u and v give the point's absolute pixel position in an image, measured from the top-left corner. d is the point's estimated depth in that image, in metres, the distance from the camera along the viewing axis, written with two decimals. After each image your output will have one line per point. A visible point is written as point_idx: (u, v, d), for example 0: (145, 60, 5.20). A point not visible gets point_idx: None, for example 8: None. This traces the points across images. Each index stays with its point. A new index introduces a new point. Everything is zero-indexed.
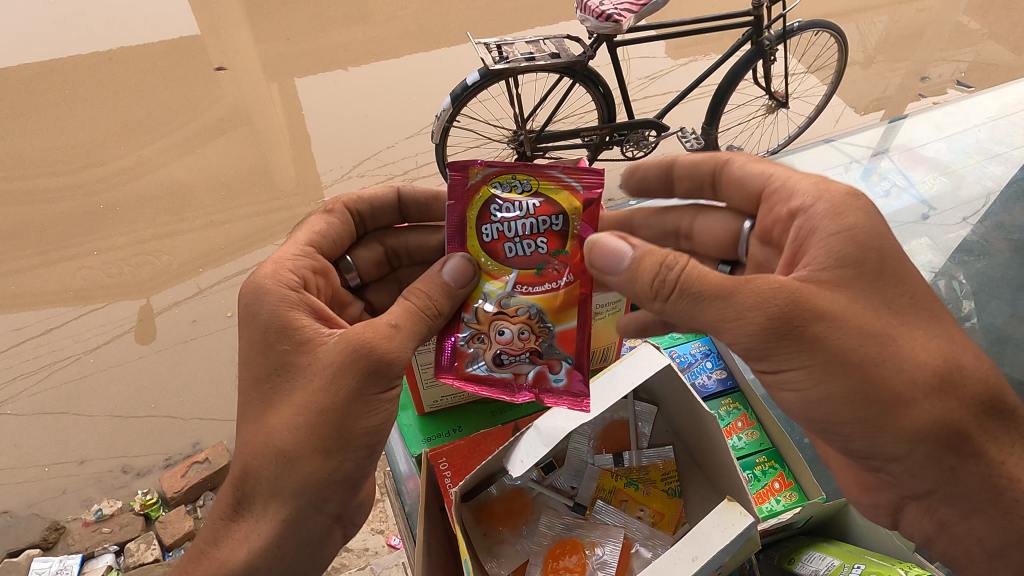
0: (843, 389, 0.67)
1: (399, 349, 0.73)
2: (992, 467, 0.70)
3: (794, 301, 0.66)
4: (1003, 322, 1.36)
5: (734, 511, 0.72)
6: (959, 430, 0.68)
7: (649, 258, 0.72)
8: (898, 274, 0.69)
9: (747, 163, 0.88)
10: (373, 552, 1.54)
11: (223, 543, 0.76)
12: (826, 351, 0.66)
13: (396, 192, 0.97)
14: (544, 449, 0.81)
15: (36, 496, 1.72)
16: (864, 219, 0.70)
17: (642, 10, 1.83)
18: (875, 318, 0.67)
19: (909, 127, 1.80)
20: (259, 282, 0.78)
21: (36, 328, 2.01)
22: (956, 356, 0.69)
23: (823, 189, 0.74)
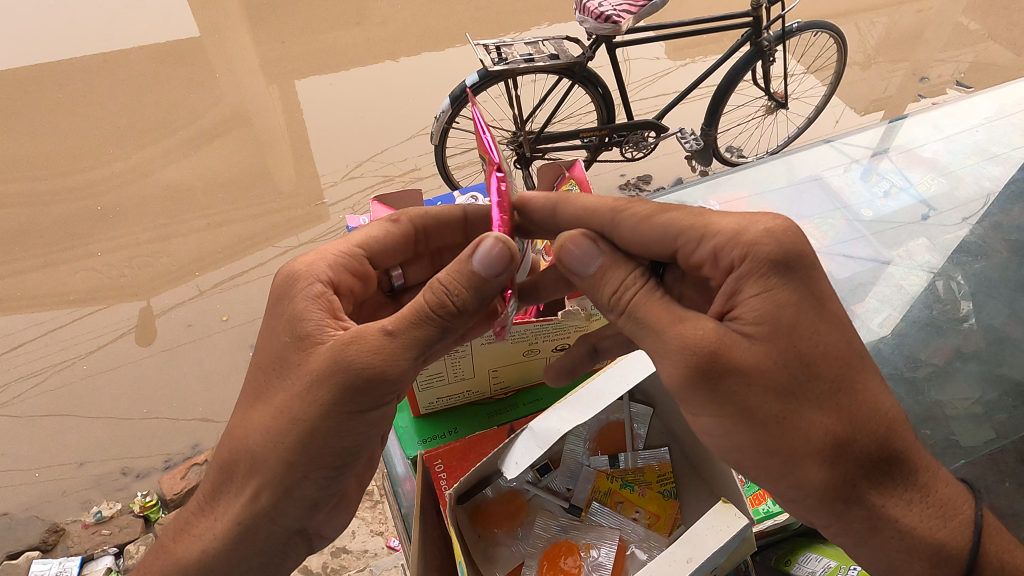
0: (751, 440, 0.69)
1: (384, 362, 0.69)
2: (878, 517, 0.69)
3: (710, 355, 0.67)
4: (1002, 323, 1.37)
5: (729, 513, 0.71)
6: (853, 486, 0.68)
7: (606, 278, 0.76)
8: (816, 328, 0.68)
9: (643, 221, 0.80)
10: (373, 554, 1.53)
11: (178, 539, 0.81)
12: (735, 402, 0.68)
13: (463, 211, 0.95)
14: (538, 451, 0.81)
15: (35, 498, 1.72)
16: (788, 280, 0.69)
17: (641, 11, 1.83)
18: (780, 378, 0.67)
19: (909, 126, 1.76)
20: (292, 269, 0.81)
21: (36, 330, 2.02)
22: (854, 414, 0.68)
23: (743, 238, 0.72)
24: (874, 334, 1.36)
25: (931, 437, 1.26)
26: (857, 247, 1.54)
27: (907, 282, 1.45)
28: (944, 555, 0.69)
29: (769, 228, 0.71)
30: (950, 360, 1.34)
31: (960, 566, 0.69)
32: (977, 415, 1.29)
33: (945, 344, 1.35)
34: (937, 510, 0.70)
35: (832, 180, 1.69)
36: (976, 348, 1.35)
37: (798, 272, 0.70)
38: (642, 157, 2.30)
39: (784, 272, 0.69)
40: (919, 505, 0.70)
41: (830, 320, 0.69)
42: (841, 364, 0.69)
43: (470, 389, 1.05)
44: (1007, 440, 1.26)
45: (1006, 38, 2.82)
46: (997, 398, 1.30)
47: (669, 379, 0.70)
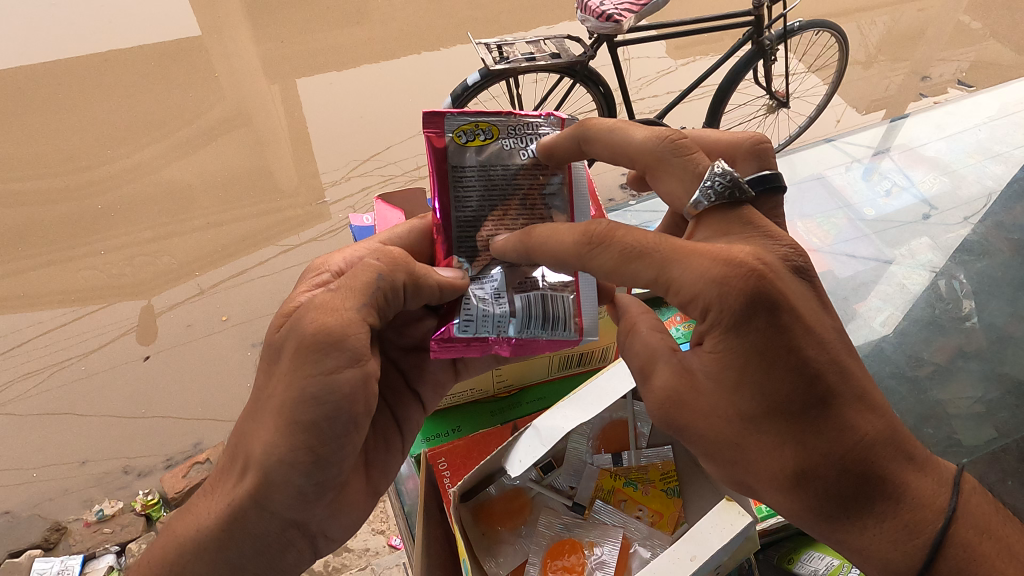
0: (716, 471, 0.73)
1: (330, 311, 0.72)
2: (834, 539, 0.67)
3: (662, 404, 0.71)
4: (1004, 323, 1.37)
5: (732, 511, 0.72)
6: (810, 518, 0.68)
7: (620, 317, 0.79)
8: (763, 381, 0.65)
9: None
10: (374, 553, 1.54)
11: (181, 518, 0.80)
12: (695, 443, 0.71)
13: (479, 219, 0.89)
14: (542, 449, 0.81)
15: (38, 496, 1.73)
16: (736, 333, 0.66)
17: (642, 10, 1.83)
18: (730, 430, 0.68)
19: (911, 126, 1.78)
20: (312, 263, 0.83)
21: (37, 329, 2.02)
22: (806, 458, 0.65)
23: (694, 289, 0.68)
24: (876, 334, 1.37)
25: (933, 436, 1.25)
26: (859, 246, 1.54)
27: (909, 282, 1.45)
28: (891, 570, 0.65)
29: (710, 273, 0.67)
30: (952, 359, 1.34)
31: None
32: (978, 414, 1.28)
33: (946, 343, 1.35)
34: (895, 530, 0.65)
35: (833, 179, 1.70)
36: (979, 347, 1.35)
37: (745, 323, 0.65)
38: (643, 156, 2.29)
39: (741, 325, 0.65)
40: (876, 529, 0.65)
41: (780, 371, 0.65)
42: (794, 411, 0.65)
43: (474, 387, 1.05)
44: (1008, 439, 1.24)
45: (1007, 38, 2.82)
46: (999, 398, 1.30)
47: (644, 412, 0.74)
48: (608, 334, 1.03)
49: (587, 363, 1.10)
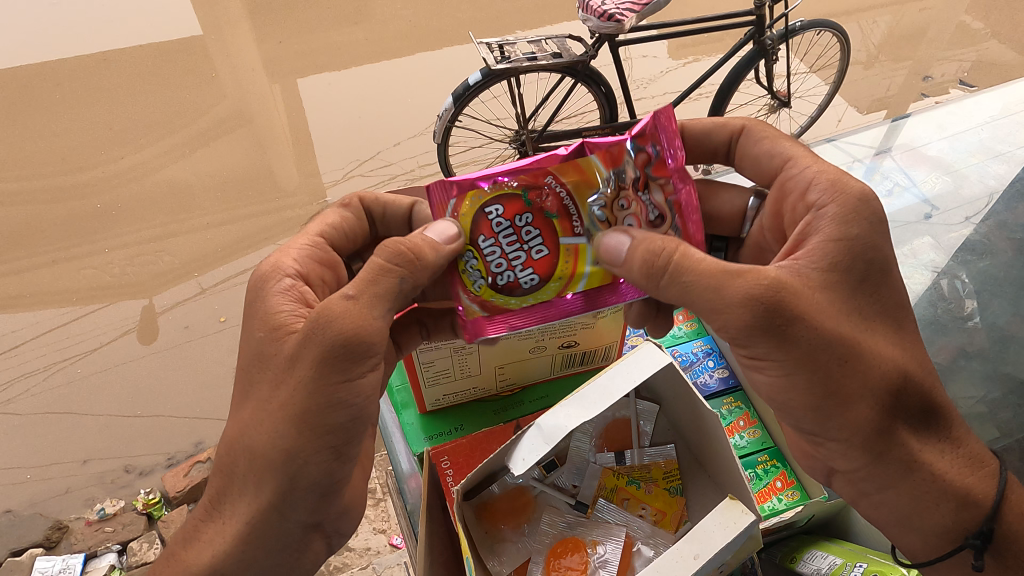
0: (806, 380, 0.72)
1: (357, 323, 0.70)
2: (914, 458, 0.73)
3: (776, 300, 0.68)
4: (1006, 322, 1.33)
5: (736, 509, 0.71)
6: (894, 430, 0.73)
7: (644, 245, 0.73)
8: (879, 286, 0.74)
9: (768, 140, 0.87)
10: (376, 552, 1.54)
11: (188, 545, 0.79)
12: (799, 347, 0.70)
13: (411, 203, 0.94)
14: (544, 447, 0.81)
15: (40, 495, 1.73)
16: (866, 231, 0.72)
17: (644, 9, 1.82)
18: (845, 324, 0.71)
19: (912, 126, 1.77)
20: (260, 272, 0.83)
21: (38, 328, 2.02)
22: (909, 367, 0.74)
23: (841, 185, 0.75)
24: None
25: None
26: None
27: (913, 282, 1.48)
28: (971, 500, 0.73)
29: (865, 186, 0.75)
30: (956, 360, 1.36)
31: (986, 515, 0.72)
32: (981, 414, 1.28)
33: (949, 343, 1.37)
34: (968, 459, 0.75)
35: None
36: (981, 347, 1.34)
37: (878, 225, 0.73)
38: None
39: (869, 226, 0.73)
40: (948, 452, 0.75)
41: (893, 281, 0.75)
42: (896, 319, 0.75)
43: (476, 386, 1.05)
44: (1010, 438, 1.24)
45: (1009, 37, 2.82)
46: (1001, 397, 1.29)
47: (726, 327, 0.71)
48: (611, 331, 1.03)
49: (590, 362, 1.10)
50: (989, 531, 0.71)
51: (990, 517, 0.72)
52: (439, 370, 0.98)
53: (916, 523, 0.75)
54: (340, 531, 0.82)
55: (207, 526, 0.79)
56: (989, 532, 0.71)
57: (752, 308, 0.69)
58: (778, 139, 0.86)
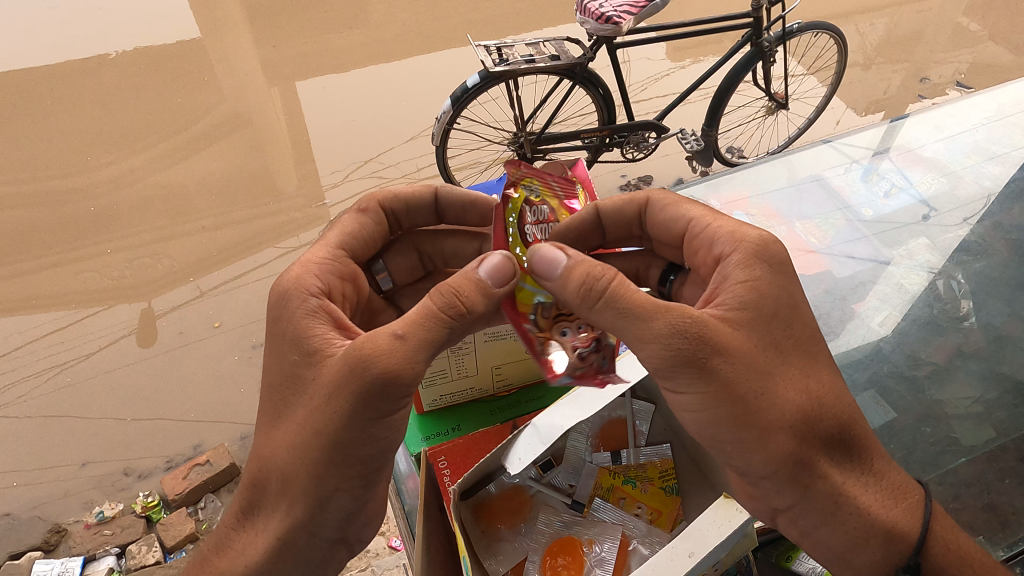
0: (728, 413, 0.70)
1: (401, 364, 0.68)
2: (839, 494, 0.72)
3: (701, 334, 0.68)
4: (1002, 323, 1.37)
5: (730, 507, 0.72)
6: (810, 463, 0.71)
7: (580, 268, 0.72)
8: (790, 322, 0.73)
9: (670, 205, 0.90)
10: (375, 555, 1.53)
11: (222, 553, 0.80)
12: (718, 380, 0.69)
13: (434, 192, 0.97)
14: (541, 447, 0.81)
15: (39, 498, 1.73)
16: (769, 274, 0.74)
17: (642, 12, 1.82)
18: (760, 357, 0.71)
19: (910, 126, 1.77)
20: (282, 288, 0.80)
21: (38, 331, 2.02)
22: (822, 398, 0.73)
23: (739, 236, 0.78)
24: (874, 334, 1.38)
25: (928, 435, 1.24)
26: (858, 247, 1.55)
27: (907, 282, 1.46)
28: (897, 534, 0.71)
29: (762, 234, 0.77)
30: (951, 359, 1.33)
31: (913, 548, 0.71)
32: (978, 414, 1.27)
33: (945, 343, 1.35)
34: (888, 492, 0.74)
35: (832, 180, 1.70)
36: (977, 347, 1.35)
37: (778, 271, 0.75)
38: (644, 157, 2.28)
39: (764, 267, 0.74)
40: (869, 484, 0.74)
41: (804, 315, 0.74)
42: (811, 353, 0.74)
43: (474, 386, 1.05)
44: (1008, 438, 1.22)
45: (1006, 39, 2.83)
46: (997, 396, 1.29)
47: (652, 355, 0.69)
48: None
49: None
50: (916, 564, 0.70)
51: (918, 550, 0.71)
52: (437, 370, 0.98)
53: (850, 559, 0.73)
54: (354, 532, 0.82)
55: (222, 529, 0.82)
56: (915, 564, 0.71)
57: (676, 335, 0.68)
58: (681, 203, 0.90)
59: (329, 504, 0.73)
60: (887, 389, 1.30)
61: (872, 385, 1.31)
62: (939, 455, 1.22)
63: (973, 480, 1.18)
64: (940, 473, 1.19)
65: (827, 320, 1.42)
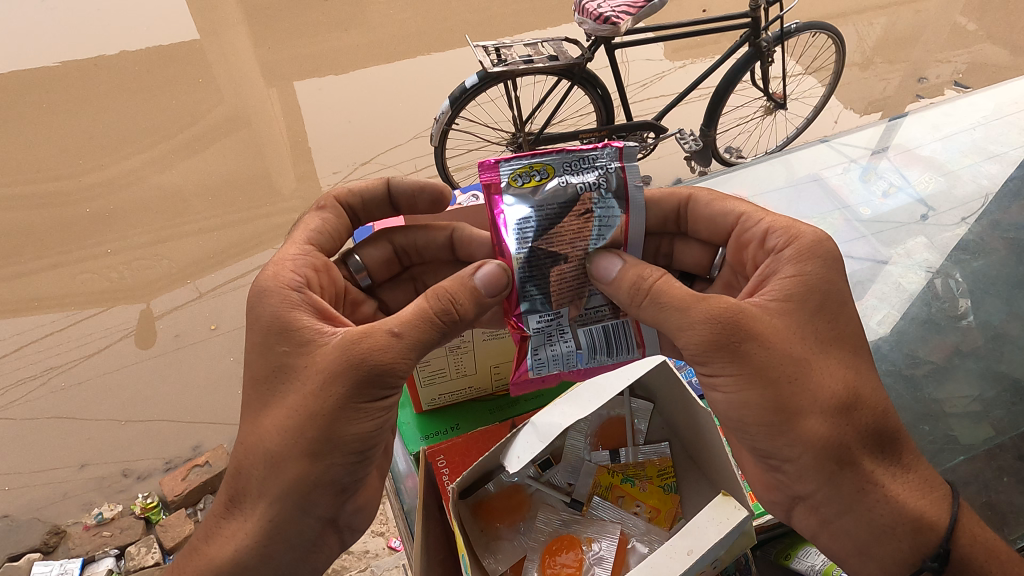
0: (762, 396, 0.72)
1: (395, 359, 0.72)
2: (868, 482, 0.71)
3: (735, 320, 0.72)
4: (1001, 322, 1.37)
5: (728, 505, 0.72)
6: (847, 449, 0.71)
7: (634, 269, 0.76)
8: (837, 315, 0.75)
9: (716, 201, 0.91)
10: (373, 555, 1.54)
11: (211, 541, 0.78)
12: (753, 363, 0.72)
13: (385, 183, 0.98)
14: (539, 444, 0.80)
15: (37, 500, 1.73)
16: (819, 269, 0.76)
17: (640, 12, 1.83)
18: (801, 345, 0.73)
19: (909, 126, 1.78)
20: (261, 286, 0.80)
21: (36, 333, 2.02)
22: (860, 388, 0.73)
23: (795, 232, 0.80)
24: (873, 333, 1.38)
25: (927, 434, 1.25)
26: (857, 246, 1.55)
27: (906, 281, 1.47)
28: (925, 524, 0.71)
29: (816, 232, 0.79)
30: (950, 358, 1.34)
31: (942, 536, 0.70)
32: (976, 413, 1.27)
33: (944, 342, 1.35)
34: (918, 485, 0.73)
35: (830, 180, 1.70)
36: (975, 346, 1.35)
37: (832, 266, 0.77)
38: (643, 157, 2.28)
39: (814, 262, 0.76)
40: (900, 477, 0.73)
41: (852, 313, 0.76)
42: (852, 346, 0.75)
43: (470, 385, 1.05)
44: (1006, 437, 1.22)
45: (1003, 39, 2.83)
46: (996, 395, 1.29)
47: (690, 341, 0.74)
48: None
49: None
50: (946, 552, 0.69)
51: (947, 539, 0.70)
52: (435, 370, 0.99)
53: (875, 551, 0.72)
54: (346, 532, 0.81)
55: (207, 522, 0.80)
56: (946, 553, 0.70)
57: (711, 322, 0.72)
58: (726, 199, 0.91)
59: (315, 490, 0.73)
60: (886, 388, 1.30)
61: None
62: (938, 453, 1.22)
63: (972, 478, 1.18)
64: (940, 472, 1.19)
65: None
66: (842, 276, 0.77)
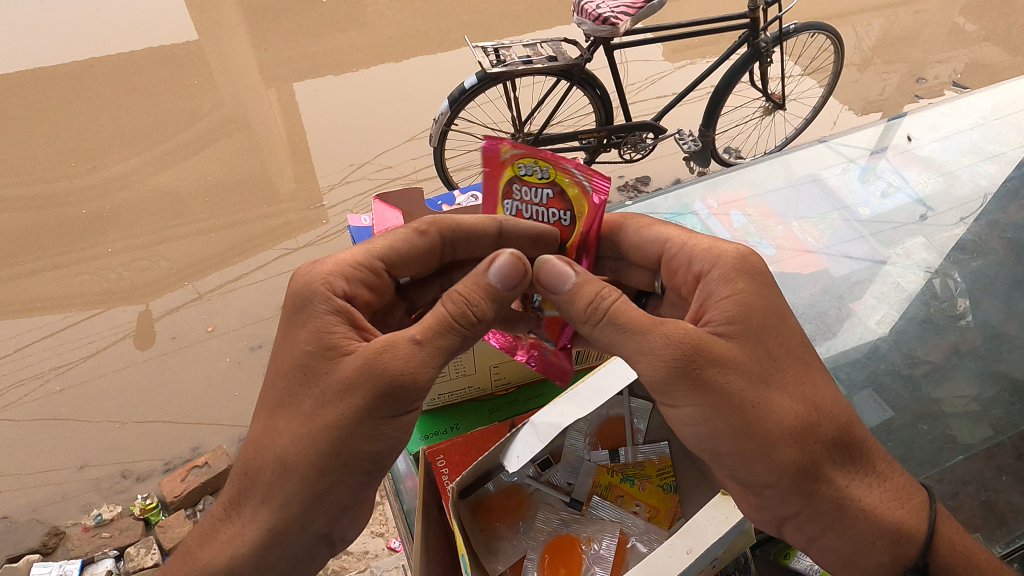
0: (727, 423, 0.71)
1: (417, 369, 0.72)
2: (845, 497, 0.72)
3: (694, 348, 0.70)
4: (999, 321, 1.38)
5: (728, 506, 0.72)
6: (816, 467, 0.71)
7: (589, 286, 0.76)
8: (779, 329, 0.73)
9: (643, 229, 0.90)
10: (373, 556, 1.53)
11: (206, 545, 0.78)
12: (715, 394, 0.70)
13: (499, 225, 0.85)
14: (539, 444, 0.81)
15: (36, 501, 1.72)
16: (753, 286, 0.75)
17: (639, 13, 1.83)
18: (755, 367, 0.71)
19: (908, 125, 1.77)
20: (304, 283, 0.79)
21: (35, 334, 2.02)
22: (818, 401, 0.72)
23: (717, 251, 0.78)
24: (871, 333, 1.38)
25: (926, 433, 1.25)
26: (854, 246, 1.55)
27: (904, 281, 1.47)
28: (904, 535, 0.71)
29: (739, 250, 0.78)
30: (948, 357, 1.34)
31: (919, 549, 0.71)
32: (975, 412, 1.27)
33: (942, 341, 1.36)
34: (895, 492, 0.74)
35: (829, 180, 1.70)
36: (973, 346, 1.35)
37: (764, 283, 0.76)
38: (642, 157, 2.29)
39: (750, 279, 0.75)
40: (876, 485, 0.73)
41: (791, 326, 0.74)
42: (802, 358, 0.74)
43: (471, 386, 1.06)
44: (1005, 436, 1.23)
45: (1002, 39, 2.84)
46: (994, 394, 1.29)
47: (649, 369, 0.71)
48: None
49: (584, 361, 1.10)
50: (925, 565, 0.70)
51: (925, 552, 0.71)
52: (435, 370, 0.99)
53: (859, 563, 0.73)
54: (338, 543, 0.81)
55: (210, 522, 0.80)
56: (925, 566, 0.70)
57: (669, 351, 0.70)
58: (653, 225, 0.90)
59: (328, 500, 0.73)
60: (885, 387, 1.31)
61: (871, 384, 1.31)
62: (938, 453, 1.22)
63: (971, 477, 1.18)
64: (938, 471, 1.19)
65: (825, 318, 1.41)
66: (774, 289, 0.76)
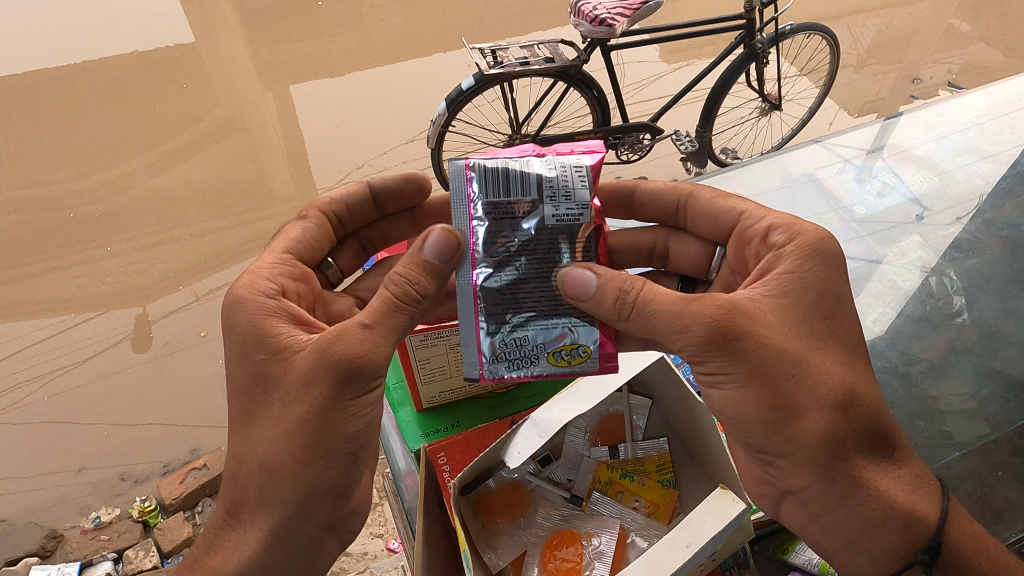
0: (760, 394, 0.71)
1: (372, 351, 0.71)
2: (861, 476, 0.71)
3: (727, 320, 0.70)
4: (994, 319, 1.39)
5: (725, 498, 0.72)
6: (844, 445, 0.71)
7: (613, 283, 0.73)
8: (835, 312, 0.75)
9: (716, 199, 0.93)
10: (372, 557, 1.54)
11: (213, 551, 0.77)
12: (751, 362, 0.70)
13: (366, 186, 0.98)
14: (539, 441, 0.82)
15: (34, 504, 1.72)
16: (820, 268, 0.76)
17: (636, 14, 1.84)
18: (794, 340, 0.72)
19: (902, 126, 1.79)
20: (236, 294, 0.78)
21: (32, 337, 2.02)
22: (857, 386, 0.73)
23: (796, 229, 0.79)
24: (870, 331, 1.39)
25: (923, 431, 1.25)
26: (850, 246, 1.56)
27: (901, 280, 1.48)
28: (916, 518, 0.71)
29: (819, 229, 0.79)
30: (945, 356, 1.35)
31: (932, 528, 0.70)
32: (971, 409, 1.28)
33: (939, 339, 1.37)
34: (911, 480, 0.73)
35: (825, 179, 1.72)
36: (969, 343, 1.36)
37: (823, 264, 0.77)
38: (637, 159, 2.29)
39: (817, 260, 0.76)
40: (891, 471, 0.73)
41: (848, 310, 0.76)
42: (848, 346, 0.75)
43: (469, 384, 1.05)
44: (1000, 433, 1.23)
45: (997, 40, 2.86)
46: (990, 393, 1.30)
47: (685, 344, 0.72)
48: None
49: None
50: (939, 545, 0.69)
51: (938, 531, 0.70)
52: (436, 367, 0.99)
53: (867, 544, 0.72)
54: (346, 535, 0.81)
55: (207, 532, 0.79)
56: (938, 546, 0.69)
57: (691, 334, 0.71)
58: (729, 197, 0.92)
59: (312, 497, 0.73)
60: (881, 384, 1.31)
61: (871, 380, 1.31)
62: (934, 449, 1.23)
63: (967, 474, 1.19)
64: (935, 469, 1.19)
65: None
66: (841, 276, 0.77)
